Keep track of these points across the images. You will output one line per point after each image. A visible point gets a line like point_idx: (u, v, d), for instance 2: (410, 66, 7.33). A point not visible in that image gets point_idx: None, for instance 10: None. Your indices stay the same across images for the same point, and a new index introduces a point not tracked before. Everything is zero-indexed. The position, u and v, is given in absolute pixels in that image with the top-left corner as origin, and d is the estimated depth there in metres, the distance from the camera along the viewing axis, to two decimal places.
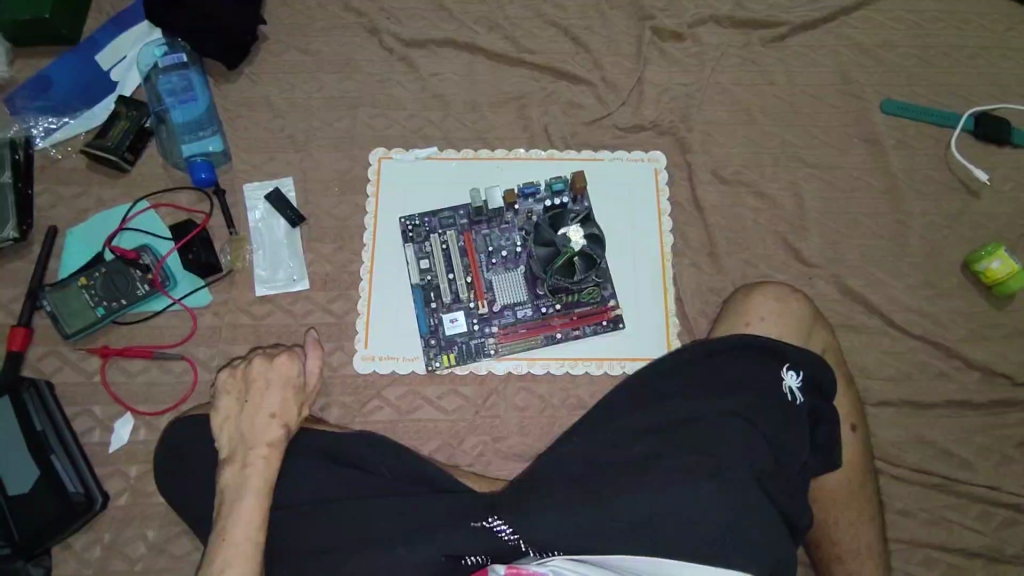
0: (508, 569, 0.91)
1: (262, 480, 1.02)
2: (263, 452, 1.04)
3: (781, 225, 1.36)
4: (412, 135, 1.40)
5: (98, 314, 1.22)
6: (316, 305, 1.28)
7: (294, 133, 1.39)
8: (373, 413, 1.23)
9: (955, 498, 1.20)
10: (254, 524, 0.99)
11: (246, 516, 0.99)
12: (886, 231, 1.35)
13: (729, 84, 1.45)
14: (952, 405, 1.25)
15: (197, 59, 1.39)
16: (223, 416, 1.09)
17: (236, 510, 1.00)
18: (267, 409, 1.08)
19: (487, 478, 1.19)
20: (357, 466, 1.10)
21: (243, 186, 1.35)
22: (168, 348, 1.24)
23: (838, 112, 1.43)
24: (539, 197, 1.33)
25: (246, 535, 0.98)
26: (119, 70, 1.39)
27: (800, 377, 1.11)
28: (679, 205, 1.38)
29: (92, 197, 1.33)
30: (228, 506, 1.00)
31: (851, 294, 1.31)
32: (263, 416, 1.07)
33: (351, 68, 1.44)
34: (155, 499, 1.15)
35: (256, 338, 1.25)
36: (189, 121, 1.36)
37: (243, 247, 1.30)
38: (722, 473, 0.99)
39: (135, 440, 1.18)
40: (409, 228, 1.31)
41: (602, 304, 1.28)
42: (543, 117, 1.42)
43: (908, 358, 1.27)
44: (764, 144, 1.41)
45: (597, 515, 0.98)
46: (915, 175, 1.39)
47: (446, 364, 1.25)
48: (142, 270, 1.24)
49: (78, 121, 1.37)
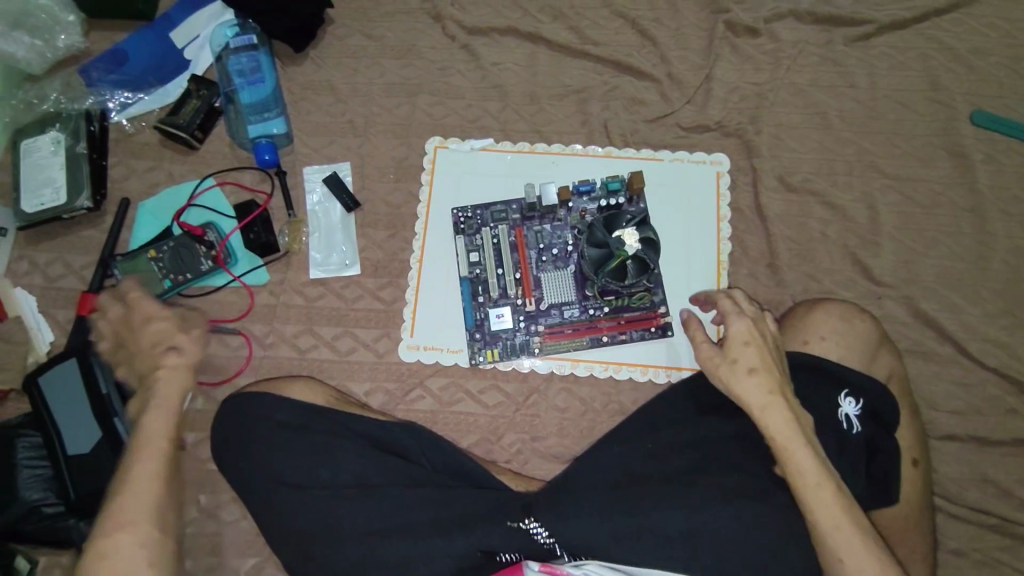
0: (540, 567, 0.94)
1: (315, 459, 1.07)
2: (172, 365, 1.02)
3: (849, 239, 1.28)
4: (468, 125, 1.39)
5: (165, 286, 1.27)
6: (366, 291, 1.30)
7: (353, 118, 1.40)
8: (415, 402, 1.25)
9: (1017, 543, 1.13)
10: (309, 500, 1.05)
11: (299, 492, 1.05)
12: (965, 253, 1.26)
13: (805, 86, 1.37)
14: (1021, 445, 1.17)
15: (266, 40, 1.42)
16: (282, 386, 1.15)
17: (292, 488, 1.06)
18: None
19: (523, 477, 1.19)
20: (401, 456, 1.12)
21: (303, 169, 1.37)
22: (225, 322, 1.28)
23: (923, 121, 1.33)
24: (593, 196, 1.30)
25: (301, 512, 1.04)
26: (193, 49, 1.43)
27: (858, 405, 1.07)
28: (741, 212, 1.32)
29: (162, 172, 1.38)
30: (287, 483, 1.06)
31: (921, 318, 1.23)
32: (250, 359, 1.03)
33: (412, 54, 1.43)
34: (207, 466, 1.21)
35: (308, 319, 1.28)
36: (254, 103, 1.38)
37: (300, 229, 1.33)
38: (764, 496, 1.03)
39: (192, 408, 1.24)
40: (461, 219, 1.30)
41: (652, 310, 1.25)
42: (603, 112, 1.38)
43: (977, 391, 1.20)
44: (837, 152, 1.33)
45: (634, 526, 1.01)
46: (1004, 194, 1.28)
47: (490, 359, 1.25)
48: (207, 247, 1.28)
49: (153, 97, 1.42)
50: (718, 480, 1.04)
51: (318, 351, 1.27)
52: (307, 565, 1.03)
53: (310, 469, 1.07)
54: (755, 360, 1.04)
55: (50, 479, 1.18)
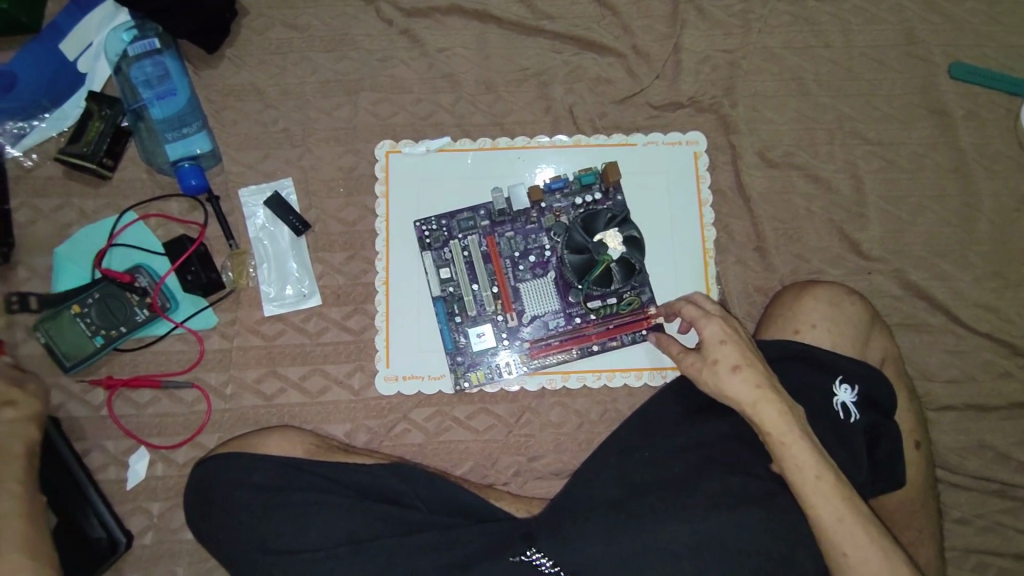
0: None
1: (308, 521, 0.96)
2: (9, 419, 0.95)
3: (836, 212, 1.23)
4: (420, 123, 1.25)
5: (98, 344, 1.12)
6: (330, 322, 1.18)
7: (288, 126, 1.24)
8: (401, 437, 1.16)
9: (1015, 503, 1.14)
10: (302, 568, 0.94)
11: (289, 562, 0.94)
12: (952, 216, 1.22)
13: (778, 49, 1.28)
14: (1018, 407, 1.16)
15: (171, 42, 1.23)
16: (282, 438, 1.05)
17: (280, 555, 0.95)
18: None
19: (523, 500, 1.11)
20: (391, 501, 1.02)
21: (239, 191, 1.21)
22: (176, 376, 1.15)
23: (901, 78, 1.27)
24: (567, 192, 1.19)
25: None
26: (87, 60, 1.22)
27: (854, 392, 1.00)
28: (722, 194, 1.25)
29: (74, 210, 1.20)
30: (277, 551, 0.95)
31: (913, 289, 1.19)
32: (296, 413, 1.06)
33: (346, 45, 1.27)
34: (180, 535, 1.10)
35: (270, 361, 1.16)
36: (168, 117, 1.19)
37: (246, 261, 1.19)
38: (769, 498, 0.97)
39: (153, 475, 1.12)
40: (426, 233, 1.18)
41: (642, 311, 1.17)
42: (567, 96, 1.26)
43: (973, 358, 1.17)
44: (816, 119, 1.26)
45: (641, 545, 0.95)
46: (985, 150, 1.24)
47: (475, 382, 1.16)
48: (139, 294, 1.14)
49: (49, 122, 1.22)
50: (717, 482, 0.98)
51: (286, 395, 1.15)
52: None
53: (297, 530, 0.95)
54: (737, 357, 0.95)
55: None
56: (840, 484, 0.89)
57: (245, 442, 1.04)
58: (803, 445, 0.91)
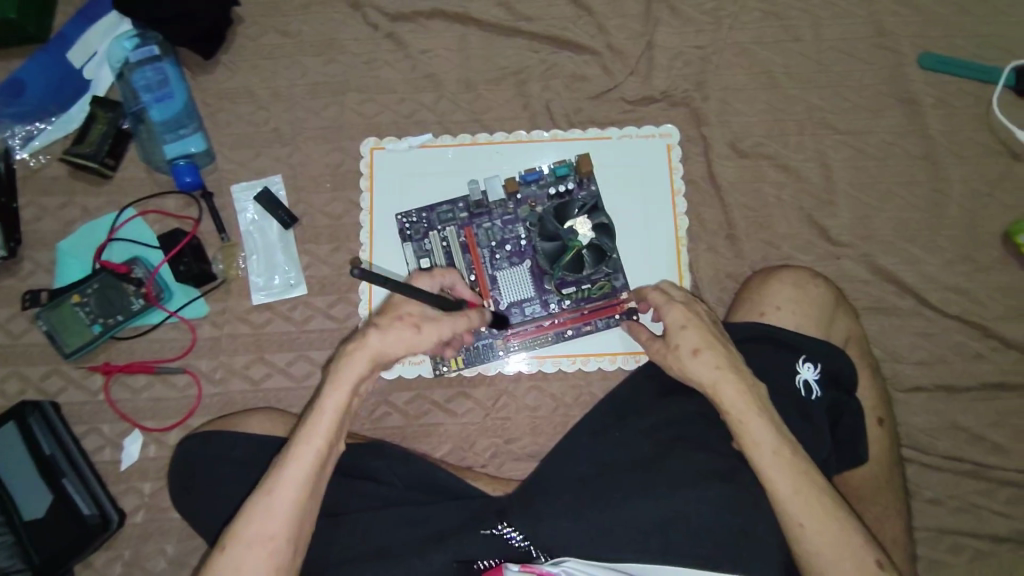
0: (521, 566, 0.91)
1: (341, 414, 0.90)
2: None
3: (806, 200, 1.26)
4: (403, 121, 1.31)
5: (96, 331, 1.19)
6: (316, 310, 1.23)
7: (278, 126, 1.31)
8: (382, 420, 1.21)
9: (988, 483, 1.15)
10: (321, 468, 0.89)
11: (305, 465, 0.88)
12: (921, 202, 1.25)
13: (749, 44, 1.32)
14: (990, 389, 1.18)
15: (169, 49, 1.30)
16: (349, 345, 0.93)
17: (293, 460, 0.88)
18: (395, 317, 0.94)
19: (501, 480, 1.14)
20: (368, 477, 1.07)
21: (231, 187, 1.28)
22: (169, 362, 1.21)
23: (870, 69, 1.30)
24: (542, 184, 1.24)
25: (302, 489, 0.87)
26: (91, 67, 1.31)
27: (817, 370, 1.01)
28: (695, 184, 1.28)
29: (77, 207, 1.27)
30: (285, 456, 0.89)
31: (882, 274, 1.22)
32: (391, 328, 0.92)
33: (334, 49, 1.33)
34: (171, 513, 1.16)
35: (258, 347, 1.22)
36: (166, 119, 1.27)
37: (235, 253, 1.25)
38: (732, 475, 0.97)
39: (146, 456, 1.18)
40: (407, 225, 1.24)
41: (613, 296, 1.21)
42: (544, 93, 1.31)
43: (942, 340, 1.20)
44: (786, 110, 1.29)
45: (607, 519, 0.96)
46: (955, 137, 1.26)
47: (455, 367, 1.21)
48: (136, 284, 1.21)
49: (55, 126, 1.30)
50: (687, 461, 0.99)
51: (273, 379, 1.20)
52: None
53: None
54: (695, 340, 0.98)
55: (13, 545, 1.08)
56: (796, 455, 0.91)
57: (234, 423, 1.08)
58: (760, 422, 0.93)
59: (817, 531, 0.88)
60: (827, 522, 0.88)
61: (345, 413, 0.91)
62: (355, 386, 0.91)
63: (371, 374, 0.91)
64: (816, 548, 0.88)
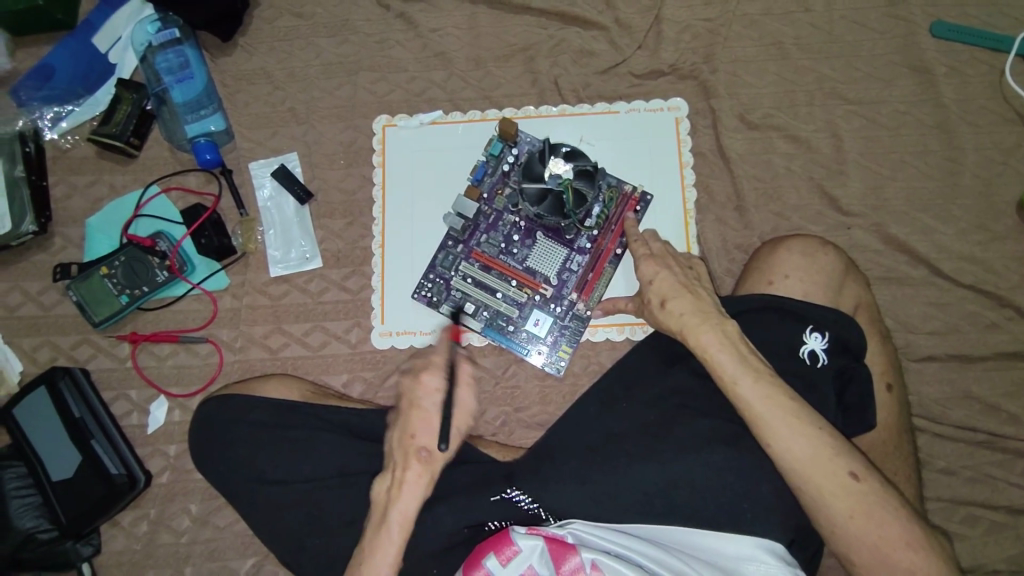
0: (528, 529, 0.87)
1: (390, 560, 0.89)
2: None
3: (816, 170, 1.25)
4: (415, 99, 1.33)
5: (123, 301, 1.25)
6: (331, 282, 1.27)
7: (294, 105, 1.34)
8: (395, 388, 1.23)
9: (1002, 454, 1.13)
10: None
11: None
12: (934, 171, 1.24)
13: (758, 15, 1.32)
14: (1005, 358, 1.16)
15: (190, 32, 1.35)
16: (385, 482, 0.94)
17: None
18: (414, 436, 0.95)
19: (510, 448, 1.15)
20: (380, 441, 1.07)
21: (249, 165, 1.32)
22: (192, 331, 1.26)
23: (882, 39, 1.29)
24: (491, 170, 1.25)
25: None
26: (117, 51, 1.36)
27: (825, 339, 1.00)
28: (703, 156, 1.28)
29: (105, 185, 1.33)
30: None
31: (893, 243, 1.21)
32: (414, 457, 0.94)
33: (347, 30, 1.37)
34: (193, 475, 1.20)
35: (276, 318, 1.26)
36: (188, 100, 1.32)
37: (254, 227, 1.29)
38: (740, 440, 0.96)
39: (170, 421, 1.23)
40: (428, 295, 1.23)
41: (622, 193, 1.24)
42: (553, 68, 1.32)
43: (954, 309, 1.19)
44: (797, 81, 1.29)
45: (612, 481, 0.96)
46: (969, 106, 1.25)
47: (565, 356, 1.21)
48: (160, 257, 1.26)
49: (83, 107, 1.35)
50: (693, 424, 0.98)
51: (290, 348, 1.25)
52: (301, 557, 1.01)
53: (294, 462, 1.04)
54: (665, 289, 1.02)
55: (41, 506, 1.17)
56: (762, 380, 0.91)
57: (248, 388, 1.12)
58: (727, 353, 0.93)
59: (792, 436, 0.87)
60: (794, 423, 0.88)
61: (393, 556, 0.90)
62: (399, 530, 0.91)
63: (411, 515, 0.91)
64: (788, 445, 0.87)
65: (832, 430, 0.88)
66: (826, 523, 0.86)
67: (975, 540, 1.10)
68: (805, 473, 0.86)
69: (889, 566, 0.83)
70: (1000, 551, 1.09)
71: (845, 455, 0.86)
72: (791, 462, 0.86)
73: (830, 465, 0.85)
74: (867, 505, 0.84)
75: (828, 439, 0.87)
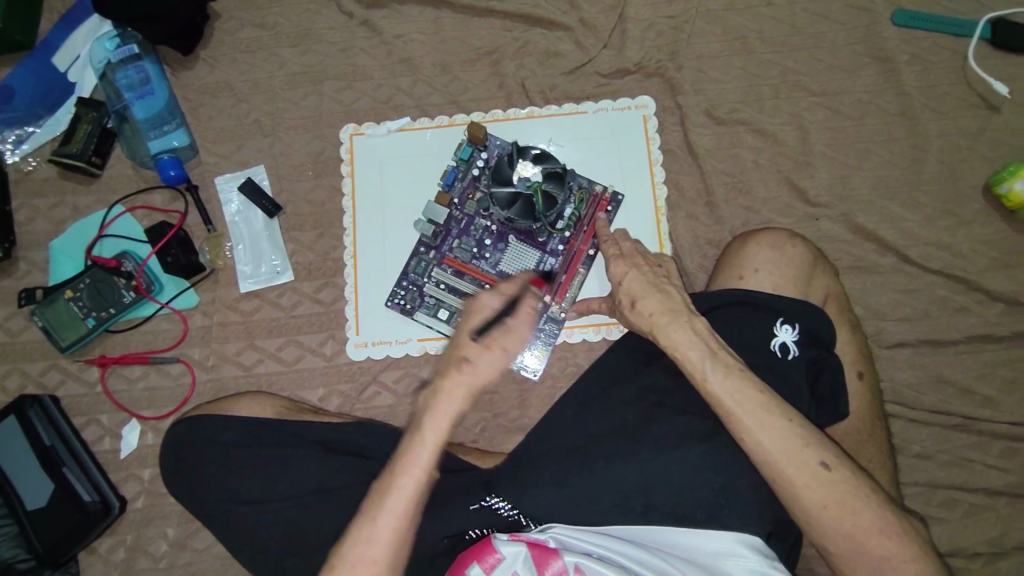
0: (509, 536, 0.87)
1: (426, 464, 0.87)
2: None
3: (784, 163, 1.26)
4: (381, 106, 1.32)
5: (90, 325, 1.22)
6: (303, 295, 1.26)
7: (260, 117, 1.33)
8: (373, 399, 1.22)
9: (980, 437, 1.14)
10: (407, 510, 0.86)
11: (396, 507, 0.86)
12: (899, 159, 1.25)
13: (721, 11, 1.32)
14: (977, 342, 1.18)
15: (150, 47, 1.32)
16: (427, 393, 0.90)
17: (390, 489, 0.86)
18: (462, 349, 0.90)
19: (489, 453, 1.15)
20: (356, 453, 1.06)
21: (215, 179, 1.31)
22: (162, 352, 1.25)
23: (844, 30, 1.30)
24: (460, 175, 1.24)
25: (391, 527, 0.85)
26: (75, 70, 1.33)
27: (796, 331, 0.99)
28: (672, 153, 1.28)
29: (68, 207, 1.30)
30: (382, 486, 0.87)
31: (862, 232, 1.22)
32: (457, 367, 0.89)
33: (310, 39, 1.35)
34: (169, 498, 1.18)
35: (249, 334, 1.24)
36: (149, 117, 1.30)
37: (222, 243, 1.28)
38: (716, 437, 0.95)
39: (144, 444, 1.21)
40: (402, 303, 1.22)
41: (592, 194, 1.23)
42: (519, 71, 1.32)
43: (925, 295, 1.20)
44: (762, 75, 1.29)
45: (591, 484, 0.95)
46: (931, 93, 1.26)
47: (541, 357, 1.22)
48: (126, 278, 1.25)
49: (43, 129, 1.33)
50: (670, 423, 0.97)
51: (264, 364, 1.23)
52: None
53: (269, 478, 1.02)
54: (634, 289, 1.02)
55: (16, 536, 1.14)
56: (733, 376, 0.91)
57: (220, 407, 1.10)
58: (697, 352, 0.93)
59: (762, 429, 0.87)
60: (762, 414, 0.88)
61: (425, 466, 0.87)
62: (434, 437, 0.88)
63: (448, 427, 0.88)
64: (759, 437, 0.87)
65: (805, 424, 0.88)
66: (804, 517, 0.86)
67: (955, 524, 1.11)
68: (778, 468, 0.86)
69: (864, 555, 0.83)
70: (980, 534, 1.10)
71: (817, 445, 0.86)
72: (763, 455, 0.87)
73: (803, 456, 0.86)
74: (842, 496, 0.84)
75: (799, 430, 0.87)
